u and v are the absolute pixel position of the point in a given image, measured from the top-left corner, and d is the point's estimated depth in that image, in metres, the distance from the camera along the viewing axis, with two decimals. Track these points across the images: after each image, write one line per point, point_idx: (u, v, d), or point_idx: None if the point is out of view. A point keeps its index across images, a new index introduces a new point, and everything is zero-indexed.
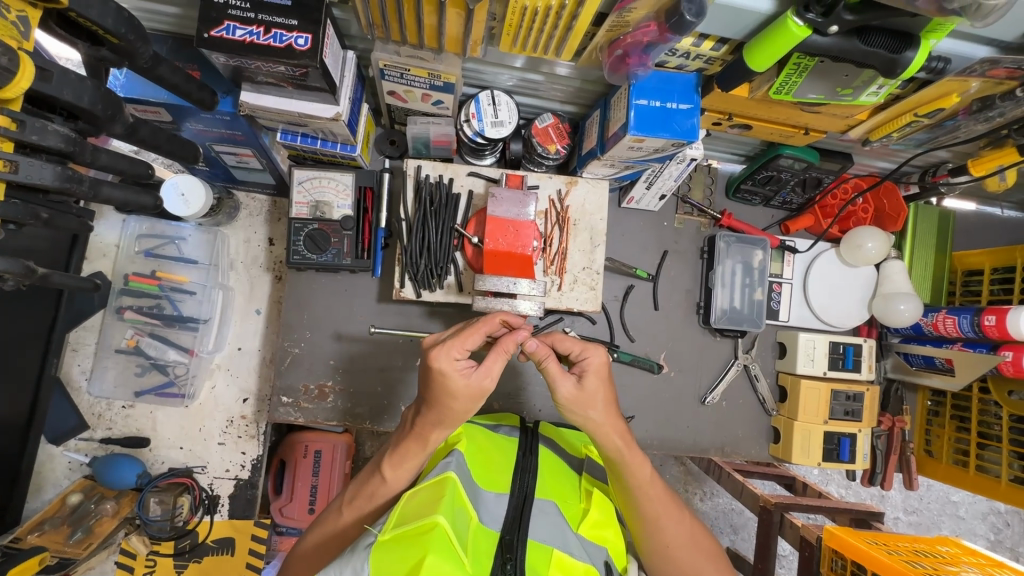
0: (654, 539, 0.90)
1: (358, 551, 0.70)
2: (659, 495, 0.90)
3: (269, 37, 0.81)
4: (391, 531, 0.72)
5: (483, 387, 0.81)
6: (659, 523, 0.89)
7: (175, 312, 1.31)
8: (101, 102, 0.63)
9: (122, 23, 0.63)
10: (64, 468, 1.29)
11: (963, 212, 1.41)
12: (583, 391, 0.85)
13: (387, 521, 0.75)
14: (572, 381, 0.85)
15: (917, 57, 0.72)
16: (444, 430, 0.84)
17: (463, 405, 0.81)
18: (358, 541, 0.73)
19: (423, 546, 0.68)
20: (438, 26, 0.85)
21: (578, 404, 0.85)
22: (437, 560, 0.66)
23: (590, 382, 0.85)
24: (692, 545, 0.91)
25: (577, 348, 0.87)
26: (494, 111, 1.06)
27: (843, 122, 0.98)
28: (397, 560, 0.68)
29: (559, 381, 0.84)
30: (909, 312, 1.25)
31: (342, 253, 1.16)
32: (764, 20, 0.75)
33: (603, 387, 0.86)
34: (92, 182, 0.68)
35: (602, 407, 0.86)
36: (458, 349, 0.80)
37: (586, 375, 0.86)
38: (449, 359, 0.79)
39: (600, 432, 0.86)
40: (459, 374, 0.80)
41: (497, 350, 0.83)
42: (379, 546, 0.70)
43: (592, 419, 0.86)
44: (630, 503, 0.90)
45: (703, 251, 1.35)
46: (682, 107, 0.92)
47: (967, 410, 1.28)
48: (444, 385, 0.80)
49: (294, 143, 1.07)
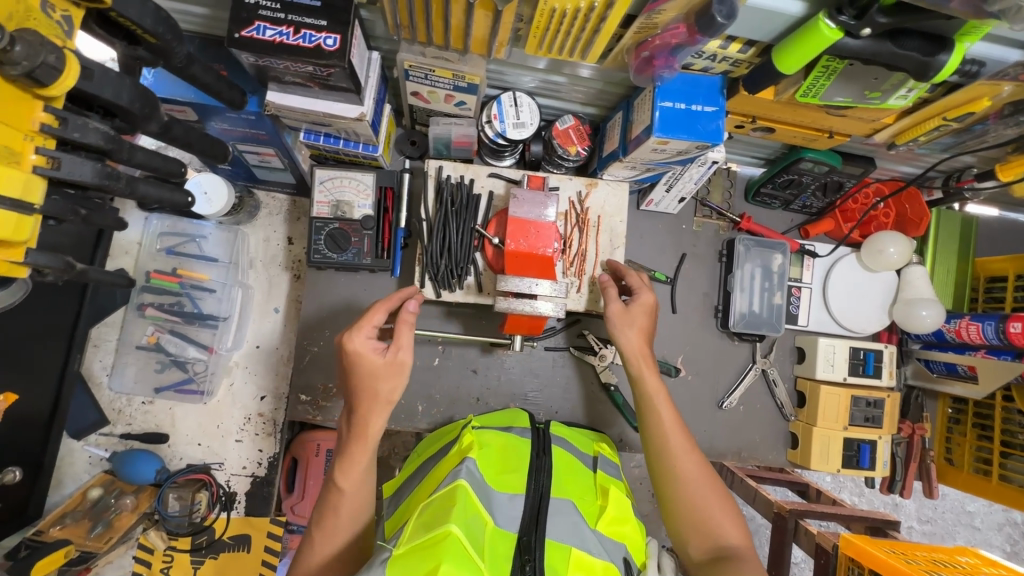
0: (670, 477, 0.92)
1: (374, 566, 0.71)
2: (672, 422, 0.96)
3: (299, 37, 0.82)
4: (406, 545, 0.74)
5: (398, 362, 0.88)
6: (670, 450, 0.93)
7: (195, 309, 1.32)
8: (139, 100, 0.63)
9: (160, 23, 0.64)
10: (84, 462, 1.30)
11: (985, 218, 1.40)
12: (626, 315, 1.03)
13: (401, 536, 0.76)
14: (620, 303, 1.04)
15: (951, 60, 0.71)
16: (380, 415, 0.87)
17: (385, 382, 0.87)
18: (374, 556, 0.74)
19: (436, 556, 0.70)
20: (465, 27, 0.86)
21: (622, 321, 1.02)
22: (451, 568, 0.68)
23: (639, 308, 1.04)
24: (708, 487, 0.91)
25: (638, 284, 1.07)
26: (516, 112, 1.07)
27: (869, 126, 0.97)
28: (413, 570, 0.69)
29: (610, 300, 1.05)
30: (933, 318, 1.23)
31: (362, 252, 1.17)
32: (794, 22, 0.74)
33: (648, 318, 1.05)
34: (128, 179, 0.68)
35: (637, 330, 1.02)
36: (368, 329, 0.88)
37: (637, 302, 1.05)
38: (362, 341, 0.87)
39: (632, 351, 1.01)
40: (372, 354, 0.87)
41: (401, 324, 0.90)
42: (394, 560, 0.71)
43: (630, 338, 1.02)
44: (649, 437, 0.96)
45: (722, 254, 1.34)
46: (707, 109, 0.92)
47: (990, 418, 1.27)
48: (361, 369, 0.87)
49: (317, 143, 1.08)
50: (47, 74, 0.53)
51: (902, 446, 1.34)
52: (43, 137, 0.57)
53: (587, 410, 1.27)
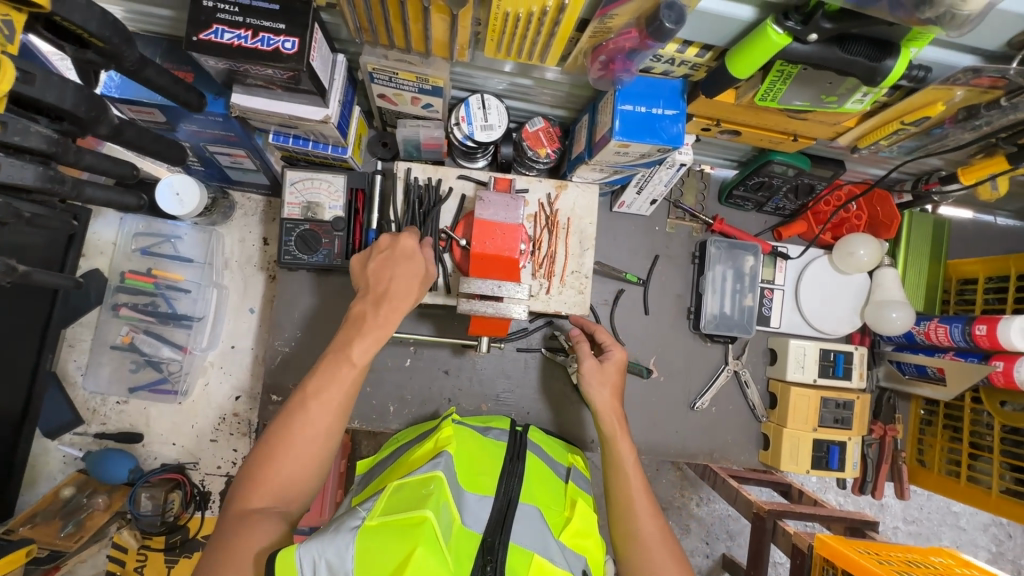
0: (630, 540, 0.90)
1: (344, 533, 0.71)
2: (640, 487, 0.94)
3: (257, 40, 0.82)
4: (379, 518, 0.74)
5: (428, 270, 0.94)
6: (635, 515, 0.92)
7: (170, 309, 1.32)
8: (85, 103, 0.64)
9: (106, 27, 0.64)
10: (58, 461, 1.31)
11: (959, 220, 1.40)
12: (600, 370, 1.04)
13: (374, 507, 0.77)
14: (595, 360, 1.05)
15: (897, 66, 0.71)
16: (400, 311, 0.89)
17: (410, 289, 0.91)
18: (343, 521, 0.75)
19: (413, 538, 0.70)
20: (425, 30, 0.86)
21: (595, 377, 1.03)
22: (425, 553, 0.68)
23: (610, 365, 1.05)
24: (667, 555, 0.88)
25: (608, 341, 1.09)
26: (483, 115, 1.07)
27: (831, 129, 0.97)
28: (384, 546, 0.70)
29: (585, 358, 1.05)
30: (902, 320, 1.23)
31: (333, 254, 1.17)
32: (745, 27, 0.75)
33: (617, 378, 1.05)
34: (77, 182, 0.68)
35: (610, 391, 1.03)
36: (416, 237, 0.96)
37: (608, 360, 1.06)
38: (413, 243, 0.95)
39: (603, 409, 1.01)
40: (416, 257, 0.94)
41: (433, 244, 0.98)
42: (366, 530, 0.72)
43: (601, 395, 1.02)
44: (613, 497, 0.95)
45: (695, 256, 1.35)
46: (668, 113, 0.92)
47: (960, 420, 1.27)
48: (406, 259, 0.92)
49: (286, 144, 1.08)
50: None
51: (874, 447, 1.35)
52: None
53: (559, 410, 1.28)
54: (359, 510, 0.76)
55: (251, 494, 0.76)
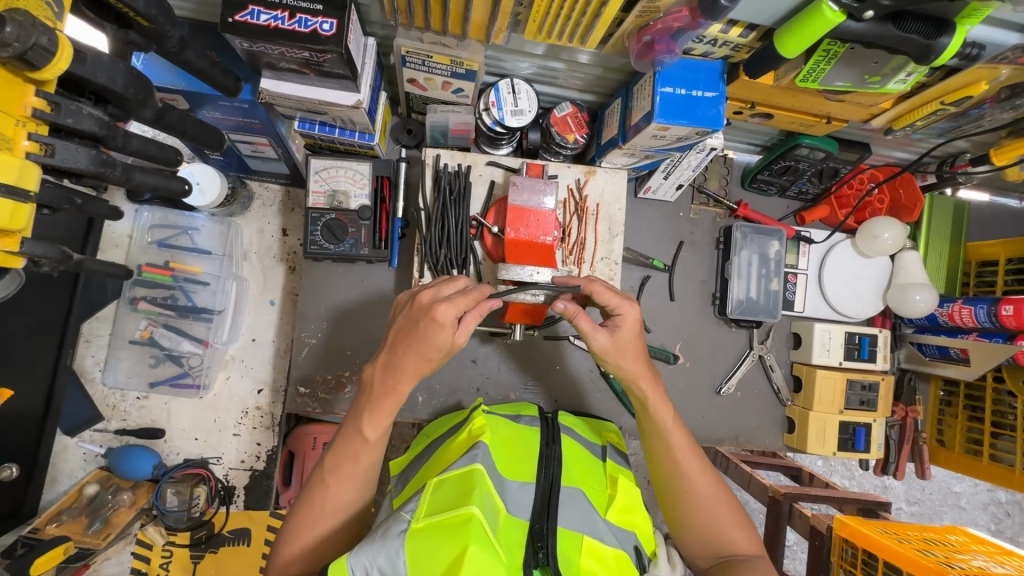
0: (681, 496, 0.92)
1: (393, 538, 0.70)
2: (682, 442, 0.94)
3: (294, 22, 0.80)
4: (424, 520, 0.72)
5: (455, 342, 0.83)
6: (682, 473, 0.92)
7: (189, 302, 1.30)
8: (134, 86, 0.62)
9: (153, 6, 0.62)
10: (79, 459, 1.28)
11: (977, 203, 1.41)
12: (617, 340, 0.90)
13: (418, 508, 0.75)
14: (606, 334, 0.90)
15: (951, 44, 0.71)
16: (411, 378, 0.84)
17: (430, 356, 0.83)
18: (389, 526, 0.73)
19: (462, 537, 0.68)
20: (464, 11, 0.84)
21: (613, 350, 0.90)
22: (478, 550, 0.67)
23: (625, 332, 0.91)
24: (720, 507, 0.91)
25: (614, 302, 0.91)
26: (514, 99, 1.06)
27: (867, 111, 0.97)
28: (436, 547, 0.68)
29: (593, 336, 0.90)
30: (926, 302, 1.24)
31: (359, 243, 1.16)
32: (796, 6, 0.74)
33: (635, 338, 0.92)
34: (123, 168, 0.66)
35: (632, 356, 0.92)
36: (456, 307, 0.81)
37: (620, 327, 0.91)
38: (445, 310, 0.80)
39: (631, 376, 0.92)
40: (444, 328, 0.80)
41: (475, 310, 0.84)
42: (414, 533, 0.70)
43: (625, 366, 0.92)
44: (657, 455, 0.94)
45: (719, 241, 1.35)
46: (708, 95, 0.91)
47: (981, 400, 1.29)
48: (426, 332, 0.81)
49: (312, 132, 1.07)
50: (38, 57, 0.51)
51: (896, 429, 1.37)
52: (37, 124, 0.55)
53: (587, 398, 1.28)
54: (403, 513, 0.75)
55: (291, 553, 0.81)
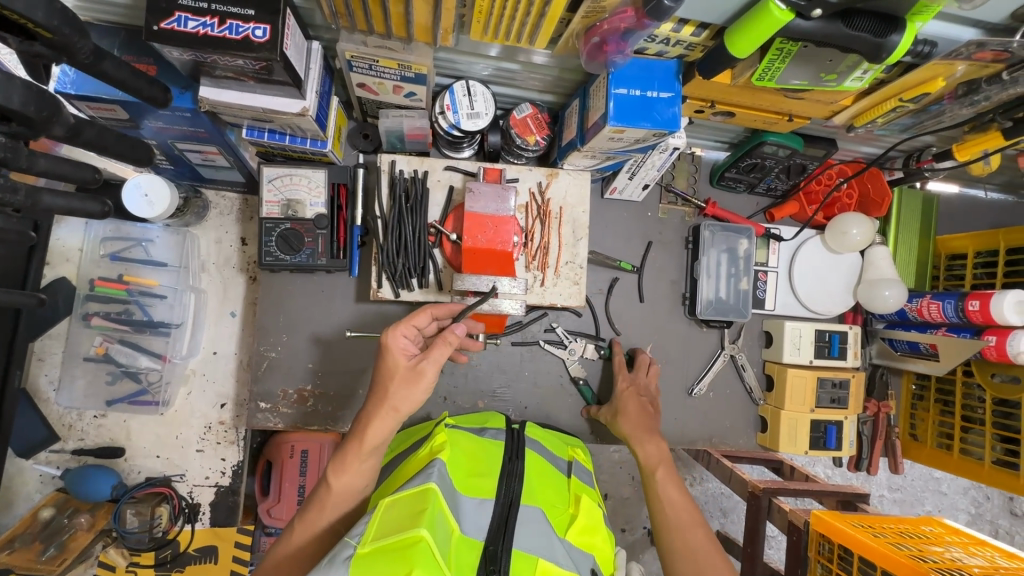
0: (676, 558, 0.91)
1: (336, 567, 0.66)
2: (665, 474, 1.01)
3: (224, 28, 0.76)
4: (371, 545, 0.69)
5: (420, 370, 0.83)
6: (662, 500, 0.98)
7: (145, 317, 1.25)
8: (36, 102, 0.58)
9: (55, 16, 0.58)
10: (35, 481, 1.24)
11: (946, 195, 1.40)
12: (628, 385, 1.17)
13: (366, 531, 0.71)
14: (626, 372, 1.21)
15: (902, 41, 0.69)
16: (384, 427, 0.83)
17: (400, 388, 0.83)
18: (335, 552, 0.69)
19: (408, 561, 0.65)
20: (406, 14, 0.81)
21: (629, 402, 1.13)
22: (424, 575, 0.64)
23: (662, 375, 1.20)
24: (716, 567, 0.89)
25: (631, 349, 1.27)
26: (469, 102, 1.02)
27: (828, 108, 0.95)
28: (380, 570, 0.65)
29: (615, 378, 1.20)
30: (895, 298, 1.24)
31: (316, 253, 1.12)
32: (745, 4, 0.72)
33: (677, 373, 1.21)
34: (31, 190, 0.62)
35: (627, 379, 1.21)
36: (407, 329, 0.87)
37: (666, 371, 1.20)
38: (396, 337, 0.85)
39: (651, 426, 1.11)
40: (401, 352, 0.85)
41: (439, 340, 0.85)
42: (359, 559, 0.67)
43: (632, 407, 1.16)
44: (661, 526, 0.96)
45: (688, 241, 1.33)
46: (664, 95, 0.89)
47: (951, 394, 1.29)
48: (387, 363, 0.85)
49: (261, 140, 1.02)
50: None
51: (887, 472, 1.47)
52: None
53: (556, 404, 1.26)
54: (350, 536, 0.71)
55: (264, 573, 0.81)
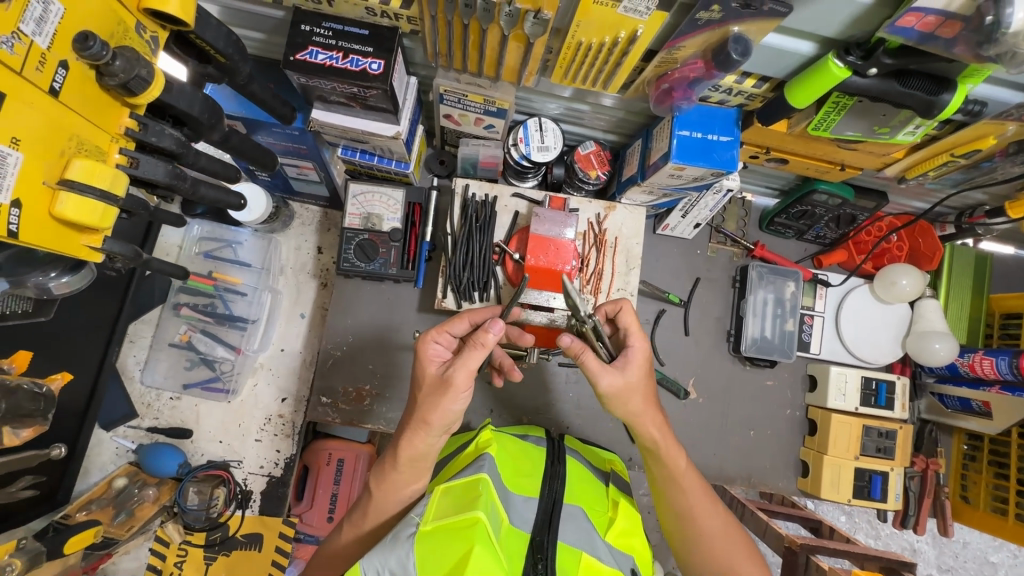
0: (686, 526, 0.91)
1: (402, 541, 0.73)
2: (693, 483, 0.92)
3: (347, 61, 0.90)
4: (432, 522, 0.75)
5: (448, 378, 0.80)
6: (682, 490, 0.91)
7: (226, 310, 1.39)
8: (207, 111, 0.71)
9: (230, 45, 0.72)
10: (111, 453, 1.35)
11: (1001, 255, 1.41)
12: (626, 379, 0.85)
13: (426, 511, 0.78)
14: (616, 374, 0.84)
15: (953, 100, 0.76)
16: (418, 440, 0.83)
17: (429, 398, 0.82)
18: (398, 529, 0.76)
19: (467, 538, 0.71)
20: (498, 56, 0.92)
21: (629, 395, 0.86)
22: (483, 552, 0.69)
23: (636, 371, 0.86)
24: (724, 535, 0.91)
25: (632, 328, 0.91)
26: (541, 137, 1.13)
27: (880, 160, 1.01)
28: (440, 548, 0.71)
29: (601, 377, 0.83)
30: (946, 350, 1.24)
31: (389, 262, 1.23)
32: (806, 60, 0.80)
33: (644, 377, 0.87)
34: (192, 181, 0.74)
35: (641, 398, 0.87)
36: (439, 335, 0.88)
37: (629, 364, 0.86)
38: (428, 343, 0.86)
39: (641, 423, 0.88)
40: (433, 358, 0.86)
41: (473, 343, 0.80)
42: (422, 537, 0.73)
43: (634, 410, 0.87)
44: (666, 493, 0.92)
45: (735, 280, 1.37)
46: (723, 139, 0.97)
47: (1006, 457, 1.25)
48: (419, 372, 0.86)
49: (353, 158, 1.17)
50: (138, 85, 0.60)
51: (946, 554, 1.49)
52: (124, 140, 0.65)
53: (596, 427, 1.29)
54: (412, 516, 0.78)
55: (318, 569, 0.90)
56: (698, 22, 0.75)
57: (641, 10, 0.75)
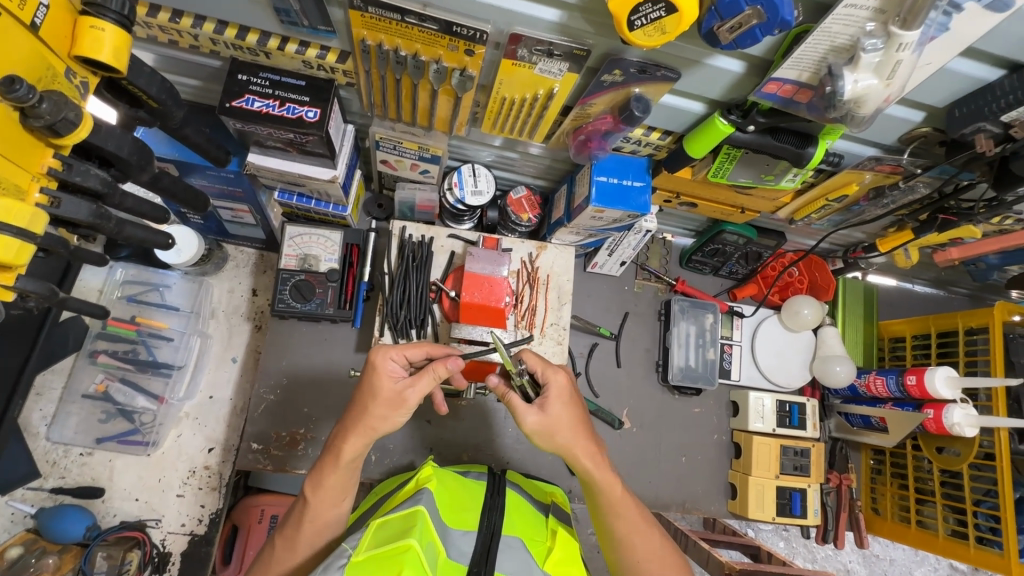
0: (626, 557, 0.93)
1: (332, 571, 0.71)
2: (630, 510, 0.92)
3: (283, 109, 0.94)
4: (366, 552, 0.73)
5: (404, 397, 0.82)
6: (617, 516, 0.92)
7: (150, 357, 1.32)
8: (137, 153, 0.73)
9: (163, 91, 0.75)
10: (5, 519, 1.22)
11: (885, 287, 1.60)
12: (546, 418, 0.88)
13: (360, 542, 0.76)
14: (536, 412, 0.88)
15: (816, 153, 0.89)
16: (358, 440, 0.83)
17: (380, 410, 0.82)
18: (330, 560, 0.74)
19: (398, 564, 0.70)
20: (430, 108, 0.99)
21: (544, 426, 0.88)
22: None
23: (554, 406, 0.88)
24: (660, 559, 0.92)
25: (539, 369, 0.91)
26: (474, 181, 1.21)
27: (772, 203, 1.16)
28: None
29: (523, 414, 0.87)
30: (845, 372, 1.39)
31: (325, 303, 1.23)
32: (698, 117, 0.92)
33: (568, 408, 0.89)
34: (117, 220, 0.75)
35: (569, 430, 0.89)
36: (397, 353, 0.86)
37: (548, 401, 0.88)
38: (384, 359, 0.84)
39: (572, 454, 0.90)
40: (388, 375, 0.84)
41: (428, 370, 0.84)
42: (353, 566, 0.71)
43: (563, 443, 0.89)
44: (605, 523, 0.93)
45: (660, 313, 1.47)
46: (637, 184, 1.08)
47: (905, 468, 1.38)
48: (371, 383, 0.84)
49: (290, 201, 1.18)
50: (65, 127, 0.62)
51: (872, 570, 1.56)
52: (48, 180, 0.65)
53: (536, 460, 1.32)
54: (345, 547, 0.76)
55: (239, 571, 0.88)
56: (604, 83, 0.86)
57: (554, 72, 0.84)
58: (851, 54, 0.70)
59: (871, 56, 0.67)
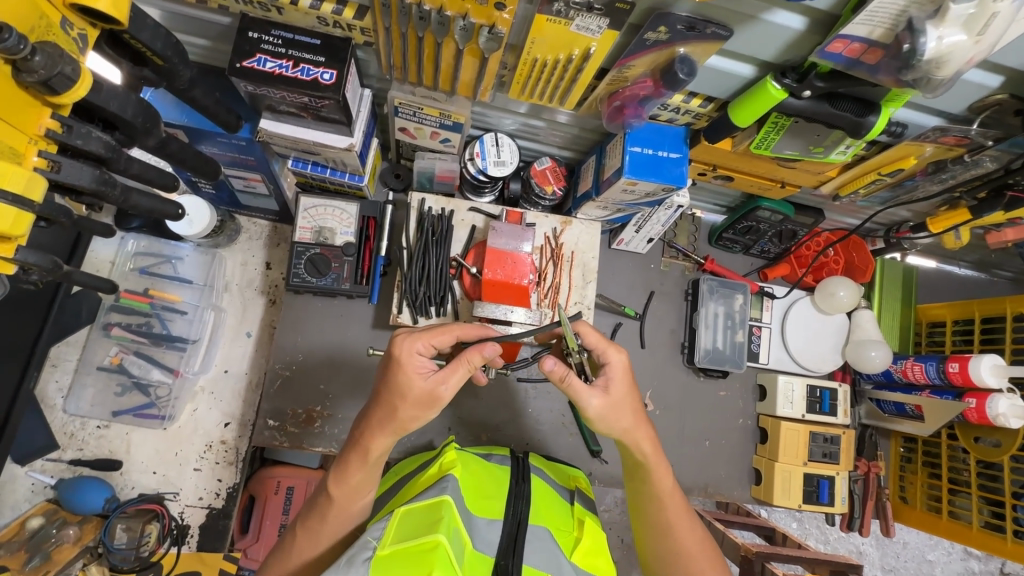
0: (663, 547, 0.91)
1: (357, 565, 0.69)
2: (675, 503, 0.91)
3: (297, 70, 0.87)
4: (391, 547, 0.70)
5: (437, 395, 0.77)
6: (662, 506, 0.90)
7: (164, 330, 1.29)
8: (142, 115, 0.68)
9: (168, 47, 0.69)
10: (25, 490, 1.22)
11: (925, 269, 1.52)
12: (610, 401, 0.83)
13: (384, 534, 0.73)
14: (600, 394, 0.83)
15: (878, 122, 0.82)
16: (388, 439, 0.80)
17: (411, 409, 0.78)
18: (353, 552, 0.71)
19: (429, 564, 0.66)
20: (453, 70, 0.92)
21: (609, 407, 0.83)
22: None
23: (618, 387, 0.84)
24: (701, 554, 0.90)
25: (599, 346, 0.85)
26: (497, 152, 1.14)
27: (816, 177, 1.07)
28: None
29: (586, 398, 0.82)
30: (881, 358, 1.31)
31: (341, 278, 1.19)
32: (745, 82, 0.85)
33: (629, 392, 0.85)
34: (123, 188, 0.70)
35: (631, 415, 0.86)
36: (425, 343, 0.79)
37: (612, 382, 0.84)
38: (410, 350, 0.78)
39: (633, 439, 0.87)
40: (416, 372, 0.78)
41: (462, 361, 0.79)
42: (379, 561, 0.69)
43: (626, 428, 0.85)
44: (647, 511, 0.92)
45: (688, 293, 1.41)
46: (672, 156, 1.00)
47: (938, 457, 1.32)
48: (397, 380, 0.78)
49: (304, 170, 1.13)
50: (61, 83, 0.56)
51: (889, 556, 1.53)
52: (46, 143, 0.60)
53: (556, 441, 1.28)
54: (368, 538, 0.73)
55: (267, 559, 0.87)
56: (647, 42, 0.78)
57: (592, 29, 0.76)
58: (936, 5, 0.62)
59: (963, 6, 0.60)
